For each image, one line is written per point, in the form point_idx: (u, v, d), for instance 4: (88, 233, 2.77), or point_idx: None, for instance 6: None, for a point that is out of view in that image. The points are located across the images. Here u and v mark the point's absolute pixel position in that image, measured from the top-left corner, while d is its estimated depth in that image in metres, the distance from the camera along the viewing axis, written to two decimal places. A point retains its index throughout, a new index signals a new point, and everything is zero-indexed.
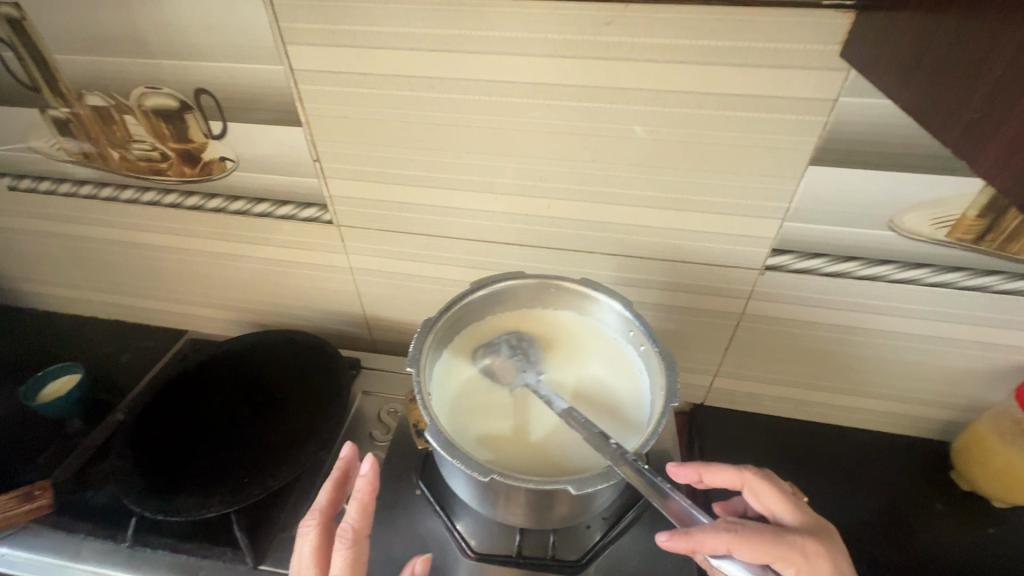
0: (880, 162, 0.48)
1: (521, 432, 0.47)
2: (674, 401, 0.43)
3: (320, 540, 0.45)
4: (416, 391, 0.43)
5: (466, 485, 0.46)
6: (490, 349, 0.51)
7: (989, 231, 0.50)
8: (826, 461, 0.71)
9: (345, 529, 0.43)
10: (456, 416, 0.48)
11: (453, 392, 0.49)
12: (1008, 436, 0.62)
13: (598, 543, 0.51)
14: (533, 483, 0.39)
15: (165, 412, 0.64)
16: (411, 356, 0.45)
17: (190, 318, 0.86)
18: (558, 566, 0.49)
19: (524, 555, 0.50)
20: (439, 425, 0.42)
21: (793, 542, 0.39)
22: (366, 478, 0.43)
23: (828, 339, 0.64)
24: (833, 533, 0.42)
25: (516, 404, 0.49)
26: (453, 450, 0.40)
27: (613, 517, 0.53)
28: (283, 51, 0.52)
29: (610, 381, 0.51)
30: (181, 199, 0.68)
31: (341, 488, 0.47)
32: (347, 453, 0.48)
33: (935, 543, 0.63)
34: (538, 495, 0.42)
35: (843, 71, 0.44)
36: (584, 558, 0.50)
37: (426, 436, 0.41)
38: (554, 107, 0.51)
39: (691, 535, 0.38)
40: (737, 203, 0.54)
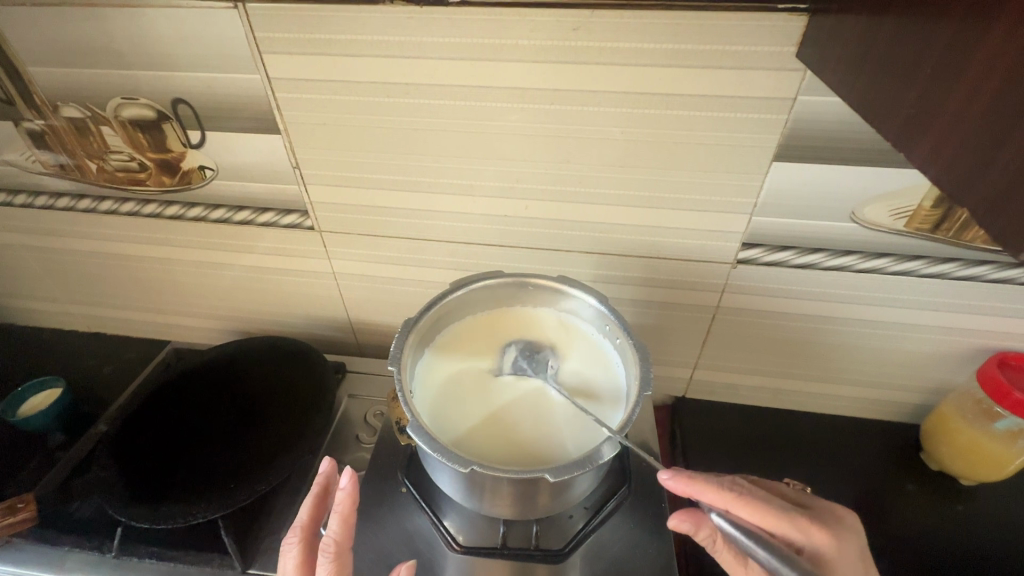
0: (838, 157, 0.51)
1: (502, 426, 0.48)
2: (648, 389, 0.44)
3: (304, 554, 0.45)
4: (398, 389, 0.44)
5: (451, 479, 0.47)
6: (523, 350, 0.53)
7: (945, 220, 0.53)
8: (803, 447, 0.74)
9: (329, 542, 0.44)
10: (439, 413, 0.49)
11: (435, 391, 0.50)
12: (970, 415, 0.65)
13: (581, 531, 0.51)
14: (513, 473, 0.40)
15: (150, 421, 0.64)
16: (392, 355, 0.45)
17: (172, 328, 0.85)
18: (543, 556, 0.50)
19: (509, 545, 0.51)
20: (421, 420, 0.42)
21: (794, 517, 0.43)
22: (347, 491, 0.44)
23: (800, 328, 0.66)
24: (839, 521, 0.46)
25: (521, 403, 0.49)
26: (434, 444, 0.41)
27: (595, 507, 0.54)
28: (259, 61, 0.53)
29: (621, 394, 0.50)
30: (161, 209, 0.69)
31: (323, 501, 0.48)
32: (326, 467, 0.48)
33: (907, 521, 0.66)
34: (519, 487, 0.43)
35: (800, 71, 0.46)
36: (568, 546, 0.50)
37: (409, 432, 0.41)
38: (527, 110, 0.53)
39: (689, 480, 0.44)
40: (708, 198, 0.56)
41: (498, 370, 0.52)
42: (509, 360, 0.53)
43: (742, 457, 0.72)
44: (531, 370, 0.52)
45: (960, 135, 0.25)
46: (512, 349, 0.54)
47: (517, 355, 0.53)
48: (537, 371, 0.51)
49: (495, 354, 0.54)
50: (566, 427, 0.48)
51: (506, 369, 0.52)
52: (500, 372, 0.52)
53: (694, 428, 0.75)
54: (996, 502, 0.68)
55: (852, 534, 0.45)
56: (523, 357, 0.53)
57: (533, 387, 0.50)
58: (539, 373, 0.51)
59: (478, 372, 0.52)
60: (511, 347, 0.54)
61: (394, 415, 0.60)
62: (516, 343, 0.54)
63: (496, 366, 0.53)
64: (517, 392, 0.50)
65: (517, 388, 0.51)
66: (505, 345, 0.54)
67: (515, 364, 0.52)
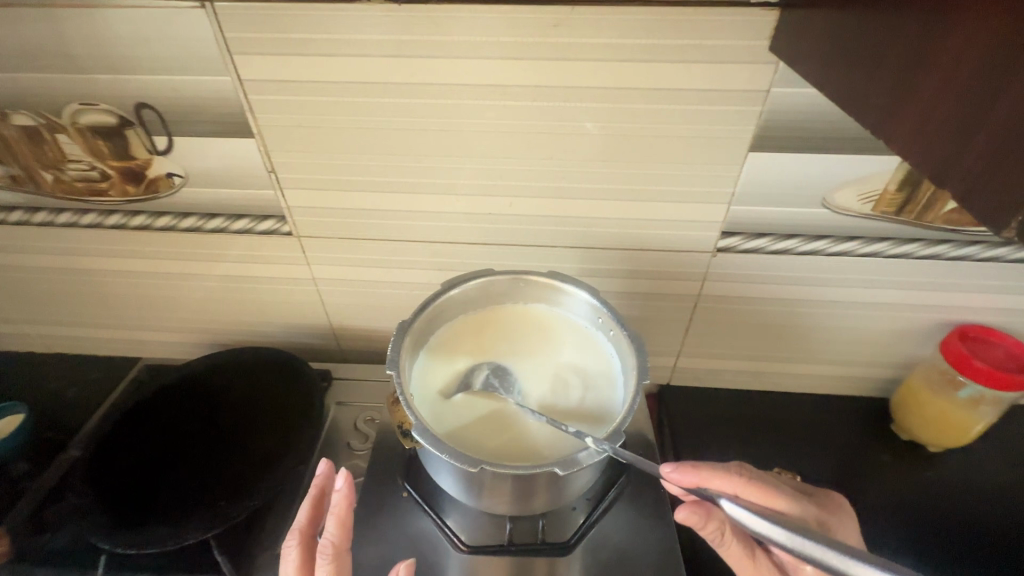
0: (810, 146, 0.53)
1: (505, 426, 0.47)
2: (645, 379, 0.45)
3: (302, 559, 0.44)
4: (399, 392, 0.43)
5: (456, 480, 0.47)
6: (495, 367, 0.52)
7: (907, 203, 0.56)
8: (782, 426, 0.77)
9: (327, 545, 0.43)
10: (441, 416, 0.48)
11: (434, 394, 0.50)
12: (937, 386, 0.68)
13: (584, 524, 0.52)
14: (523, 470, 0.40)
15: (128, 443, 0.61)
16: (390, 359, 0.45)
17: (140, 345, 0.81)
18: (549, 549, 0.50)
19: (515, 541, 0.51)
20: (424, 422, 0.42)
21: (788, 492, 0.47)
22: (343, 493, 0.44)
23: (777, 312, 0.69)
24: (823, 499, 0.50)
25: (496, 417, 0.48)
26: (442, 446, 0.40)
27: (595, 498, 0.55)
28: (228, 61, 0.51)
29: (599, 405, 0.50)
30: (126, 219, 0.65)
31: (320, 506, 0.47)
32: (323, 471, 0.48)
33: (881, 490, 0.70)
34: (527, 483, 0.43)
35: (773, 64, 0.48)
36: (573, 538, 0.51)
37: (414, 436, 0.41)
38: (509, 107, 0.53)
39: (698, 470, 0.44)
40: (689, 190, 0.58)
41: (469, 386, 0.50)
42: (480, 376, 0.51)
43: (727, 439, 0.75)
44: (504, 386, 0.50)
45: (933, 123, 0.27)
46: (483, 365, 0.52)
47: (489, 371, 0.51)
48: (511, 388, 0.50)
49: (465, 370, 0.52)
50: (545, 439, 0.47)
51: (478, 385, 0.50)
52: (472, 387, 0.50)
53: (680, 415, 0.77)
54: (962, 467, 0.72)
55: (838, 511, 0.49)
56: (495, 373, 0.51)
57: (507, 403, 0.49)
58: (512, 390, 0.50)
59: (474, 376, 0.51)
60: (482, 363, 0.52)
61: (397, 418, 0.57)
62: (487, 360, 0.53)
63: (467, 382, 0.51)
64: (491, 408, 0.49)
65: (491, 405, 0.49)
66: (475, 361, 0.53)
67: (486, 380, 0.51)
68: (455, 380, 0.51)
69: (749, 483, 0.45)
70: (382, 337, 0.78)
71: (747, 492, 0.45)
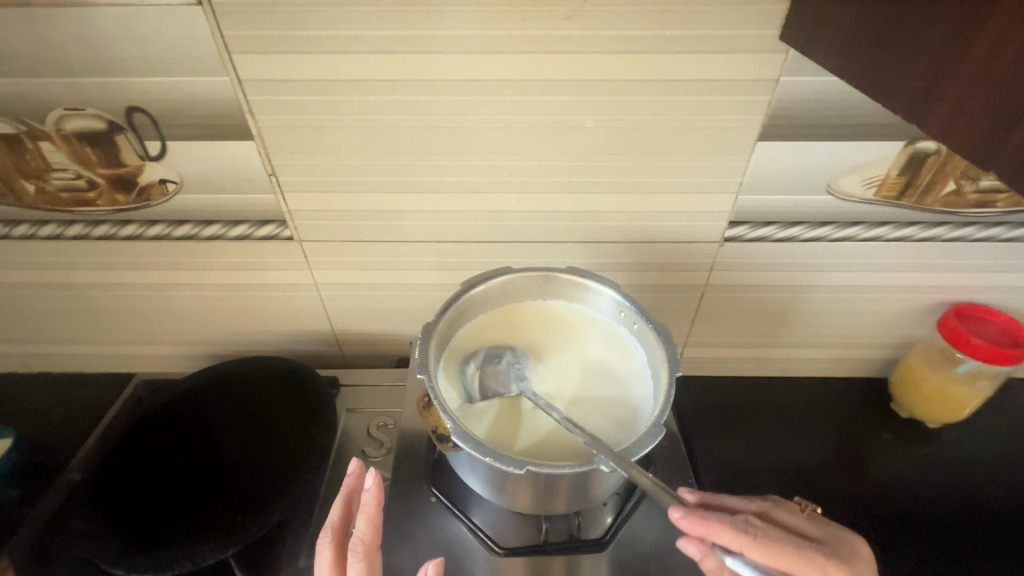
0: (816, 133, 0.53)
1: (538, 427, 0.47)
2: (678, 371, 0.45)
3: (335, 555, 0.45)
4: (432, 397, 0.42)
5: (494, 482, 0.46)
6: (485, 364, 0.50)
7: (908, 187, 0.57)
8: (787, 411, 0.78)
9: (357, 542, 0.43)
10: (472, 417, 0.47)
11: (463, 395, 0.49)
12: (935, 363, 0.71)
13: (618, 518, 0.50)
14: (571, 468, 0.39)
15: (135, 461, 0.60)
16: (420, 363, 0.44)
17: (130, 360, 0.78)
18: (586, 546, 0.49)
19: (549, 540, 0.49)
20: (463, 426, 0.41)
21: (807, 553, 0.42)
22: (372, 491, 0.43)
23: (782, 299, 0.70)
24: (852, 547, 0.45)
25: (520, 414, 0.48)
26: (484, 449, 0.39)
27: (627, 492, 0.52)
28: (227, 60, 0.49)
29: (603, 370, 0.52)
30: (114, 229, 0.62)
31: (352, 505, 0.48)
32: (354, 472, 0.48)
33: (883, 467, 0.72)
34: (571, 481, 0.43)
35: (782, 52, 0.48)
36: (608, 534, 0.49)
37: (455, 440, 0.40)
38: (519, 102, 0.52)
39: (705, 521, 0.40)
40: (698, 180, 0.58)
41: (470, 392, 0.49)
42: (475, 379, 0.49)
43: (735, 427, 0.76)
44: (503, 381, 0.49)
45: (982, 102, 0.27)
46: (474, 366, 0.50)
47: (482, 371, 0.49)
48: (511, 379, 0.49)
49: (459, 376, 0.50)
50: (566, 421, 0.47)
51: (478, 390, 0.48)
52: (473, 394, 0.49)
53: (688, 405, 0.78)
54: (958, 441, 0.75)
55: (864, 565, 0.44)
56: (489, 371, 0.49)
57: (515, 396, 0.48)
58: (513, 381, 0.49)
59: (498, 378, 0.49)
60: (472, 364, 0.50)
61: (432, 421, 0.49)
62: (474, 358, 0.50)
63: (467, 389, 0.49)
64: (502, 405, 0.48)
65: (500, 404, 0.48)
66: (464, 364, 0.50)
67: (484, 382, 0.49)
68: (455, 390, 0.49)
69: (757, 537, 0.41)
70: (386, 341, 0.76)
71: (755, 549, 0.40)
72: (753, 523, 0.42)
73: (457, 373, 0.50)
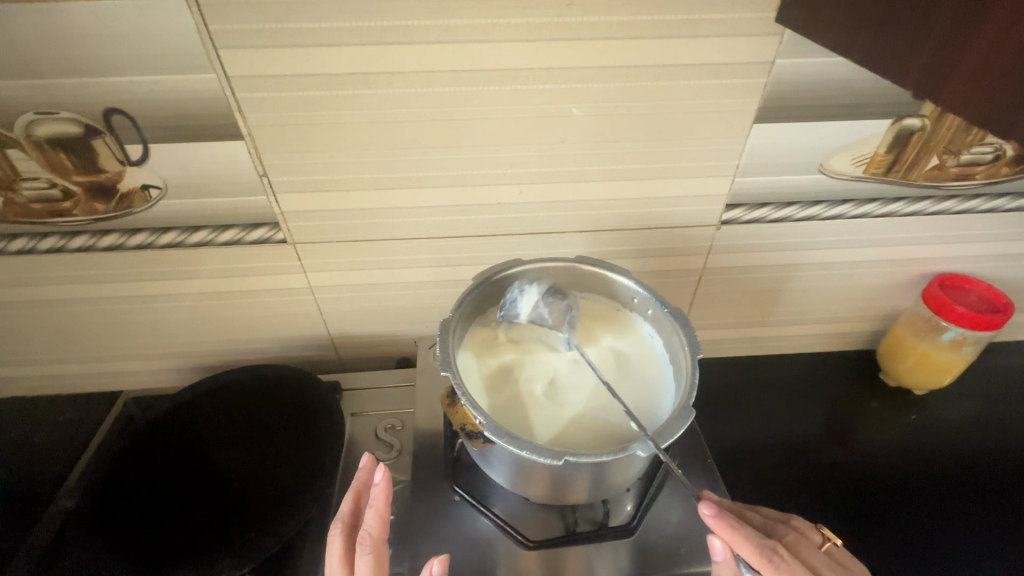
0: (808, 114, 0.55)
1: (565, 412, 0.47)
2: (699, 351, 0.45)
3: (344, 549, 0.46)
4: (460, 392, 0.42)
5: (522, 477, 0.45)
6: (546, 295, 0.51)
7: (895, 164, 0.59)
8: (782, 388, 0.80)
9: (365, 535, 0.44)
10: (498, 406, 0.47)
11: (486, 385, 0.49)
12: (922, 332, 0.74)
13: (644, 504, 0.51)
14: (606, 455, 0.39)
15: (134, 483, 0.58)
16: (443, 359, 0.43)
17: (113, 378, 0.74)
18: (615, 533, 0.49)
19: (578, 531, 0.49)
20: (494, 421, 0.40)
21: None
22: (382, 484, 0.45)
23: (776, 279, 0.72)
24: None
25: (546, 401, 0.48)
26: (519, 442, 0.39)
27: (650, 477, 0.53)
28: (214, 56, 0.47)
29: (624, 349, 0.53)
30: (93, 241, 0.59)
31: (363, 500, 0.48)
32: (366, 466, 0.50)
33: (875, 436, 0.75)
34: (603, 470, 0.42)
35: (778, 35, 0.49)
36: (635, 520, 0.50)
37: (488, 435, 0.39)
38: (519, 92, 0.52)
39: (726, 525, 0.40)
40: (696, 164, 0.58)
41: (518, 315, 0.51)
42: (531, 305, 0.50)
43: (734, 406, 0.78)
44: (552, 321, 0.50)
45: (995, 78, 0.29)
46: (535, 292, 0.51)
47: (540, 299, 0.50)
48: (558, 324, 0.51)
49: (515, 294, 0.51)
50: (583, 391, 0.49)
51: (527, 315, 0.50)
52: (519, 317, 0.51)
53: None
54: (942, 407, 0.78)
55: None
56: (547, 304, 0.50)
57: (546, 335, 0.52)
58: (558, 326, 0.51)
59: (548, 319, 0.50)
60: (533, 288, 0.51)
61: (457, 420, 0.47)
62: (538, 285, 0.51)
63: (516, 309, 0.51)
64: (534, 334, 0.52)
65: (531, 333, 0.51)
66: (526, 286, 0.51)
67: (535, 311, 0.50)
68: (502, 301, 0.52)
69: (773, 557, 0.41)
70: (385, 342, 0.75)
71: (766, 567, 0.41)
72: (777, 548, 0.42)
73: (513, 289, 0.52)
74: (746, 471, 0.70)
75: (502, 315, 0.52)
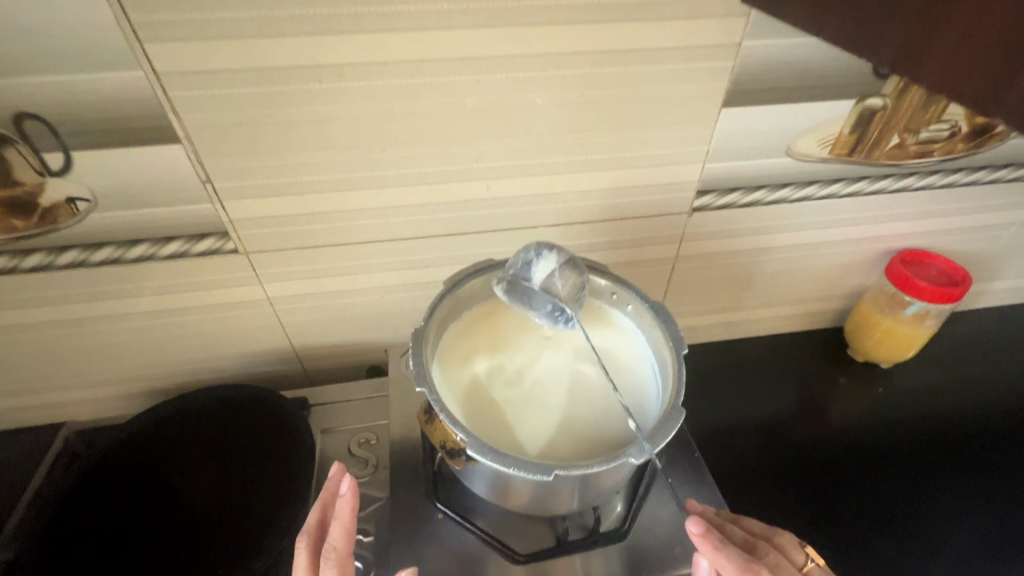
0: (773, 97, 0.55)
1: (550, 418, 0.46)
2: (684, 348, 0.44)
3: (311, 561, 0.44)
4: (438, 409, 0.39)
5: (509, 493, 0.43)
6: (565, 265, 0.45)
7: (858, 143, 0.60)
8: (757, 370, 0.81)
9: (329, 549, 0.42)
10: (480, 418, 0.45)
11: (465, 396, 0.46)
12: (887, 308, 0.75)
13: (633, 507, 0.49)
14: (597, 465, 0.37)
15: (87, 527, 0.54)
16: (418, 374, 0.40)
17: (52, 409, 0.67)
18: (607, 538, 0.47)
19: (569, 539, 0.47)
20: (477, 438, 0.38)
21: None
22: (346, 496, 0.43)
23: (748, 263, 0.72)
24: None
25: (529, 408, 0.46)
26: (505, 459, 0.37)
27: (638, 477, 0.51)
28: (139, 51, 0.42)
29: (603, 344, 0.51)
30: (13, 262, 0.52)
31: (330, 511, 0.46)
32: (333, 475, 0.47)
33: (847, 411, 0.76)
34: (593, 479, 0.41)
35: (744, 16, 0.48)
36: (626, 523, 0.48)
37: (472, 454, 0.37)
38: (481, 82, 0.49)
39: (712, 543, 0.40)
40: (666, 152, 0.57)
41: (530, 279, 0.45)
42: (546, 273, 0.45)
43: (712, 391, 0.78)
44: (563, 294, 0.46)
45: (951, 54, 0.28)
46: (553, 259, 0.45)
47: (558, 268, 0.45)
48: (568, 298, 0.46)
49: (530, 256, 0.45)
50: (564, 394, 0.48)
51: (539, 282, 0.45)
52: (529, 281, 0.45)
53: None
54: (907, 379, 0.80)
55: None
56: (562, 276, 0.45)
57: (550, 303, 0.46)
58: (568, 301, 0.46)
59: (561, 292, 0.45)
60: (551, 254, 0.45)
61: (437, 437, 0.45)
62: (558, 252, 0.45)
63: (528, 272, 0.45)
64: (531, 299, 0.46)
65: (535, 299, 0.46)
66: (544, 250, 0.45)
67: (548, 279, 0.45)
68: (513, 260, 0.46)
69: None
70: (353, 351, 0.71)
71: None
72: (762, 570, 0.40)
73: (528, 250, 0.45)
74: (728, 457, 0.70)
75: (510, 274, 0.46)
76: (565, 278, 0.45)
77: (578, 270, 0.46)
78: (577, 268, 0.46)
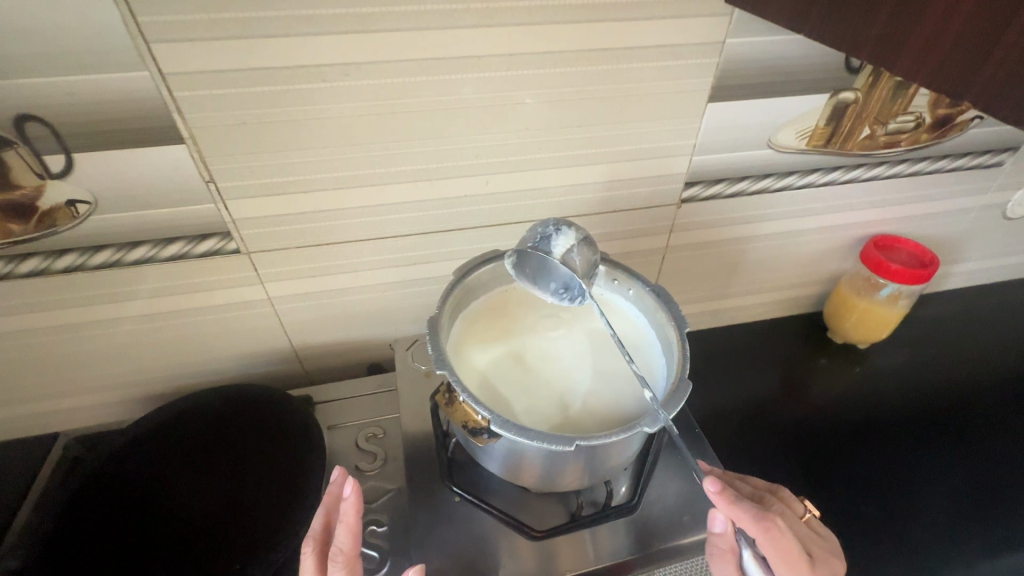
0: (754, 92, 0.58)
1: (561, 399, 0.48)
2: (685, 326, 0.47)
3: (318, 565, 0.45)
4: (459, 390, 0.40)
5: (526, 471, 0.45)
6: (582, 242, 0.46)
7: (834, 135, 0.63)
8: (744, 355, 0.85)
9: (336, 552, 0.43)
10: (496, 401, 0.47)
11: (479, 381, 0.48)
12: (863, 291, 0.79)
13: (641, 482, 0.52)
14: (614, 434, 0.39)
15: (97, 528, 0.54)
16: (438, 359, 0.41)
17: (46, 420, 0.66)
18: (618, 511, 0.49)
19: (583, 514, 0.49)
20: (498, 415, 0.40)
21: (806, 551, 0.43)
22: (349, 499, 0.44)
23: (733, 251, 0.75)
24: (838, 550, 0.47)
25: (541, 390, 0.48)
26: (527, 433, 0.38)
27: (643, 455, 0.54)
28: (145, 52, 0.42)
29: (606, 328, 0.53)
30: (9, 267, 0.52)
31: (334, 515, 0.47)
32: (335, 480, 0.48)
33: (830, 389, 0.80)
34: (607, 451, 0.42)
35: (727, 15, 0.51)
36: (635, 497, 0.50)
37: (496, 430, 0.38)
38: (481, 80, 0.51)
39: (728, 498, 0.42)
40: (656, 146, 0.60)
41: (549, 252, 0.45)
42: (566, 247, 0.45)
43: (704, 377, 0.81)
44: (580, 269, 0.46)
45: (943, 47, 0.30)
46: (572, 235, 0.45)
47: (576, 245, 0.45)
48: (584, 275, 0.46)
49: (550, 231, 0.45)
50: (573, 377, 0.50)
51: (559, 256, 0.45)
52: (549, 255, 0.45)
53: None
54: (882, 357, 0.85)
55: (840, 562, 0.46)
56: (582, 252, 0.45)
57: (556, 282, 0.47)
58: (582, 278, 0.46)
59: (580, 269, 0.46)
60: (570, 230, 0.46)
61: (459, 418, 0.45)
62: (576, 229, 0.46)
63: (548, 246, 0.45)
64: (540, 272, 0.47)
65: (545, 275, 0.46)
66: (563, 226, 0.45)
67: (567, 255, 0.45)
68: (532, 233, 0.46)
69: (771, 523, 0.42)
70: (353, 350, 0.72)
71: (761, 535, 0.41)
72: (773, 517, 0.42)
73: (547, 225, 0.46)
74: (722, 437, 0.73)
75: (529, 247, 0.46)
76: (585, 255, 0.45)
77: (596, 249, 0.46)
78: (595, 246, 0.46)
